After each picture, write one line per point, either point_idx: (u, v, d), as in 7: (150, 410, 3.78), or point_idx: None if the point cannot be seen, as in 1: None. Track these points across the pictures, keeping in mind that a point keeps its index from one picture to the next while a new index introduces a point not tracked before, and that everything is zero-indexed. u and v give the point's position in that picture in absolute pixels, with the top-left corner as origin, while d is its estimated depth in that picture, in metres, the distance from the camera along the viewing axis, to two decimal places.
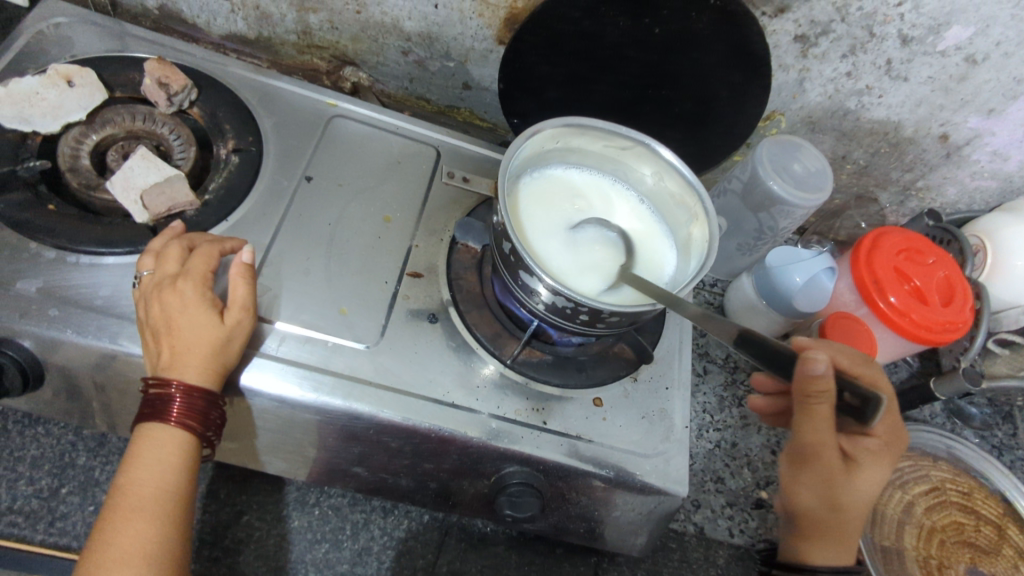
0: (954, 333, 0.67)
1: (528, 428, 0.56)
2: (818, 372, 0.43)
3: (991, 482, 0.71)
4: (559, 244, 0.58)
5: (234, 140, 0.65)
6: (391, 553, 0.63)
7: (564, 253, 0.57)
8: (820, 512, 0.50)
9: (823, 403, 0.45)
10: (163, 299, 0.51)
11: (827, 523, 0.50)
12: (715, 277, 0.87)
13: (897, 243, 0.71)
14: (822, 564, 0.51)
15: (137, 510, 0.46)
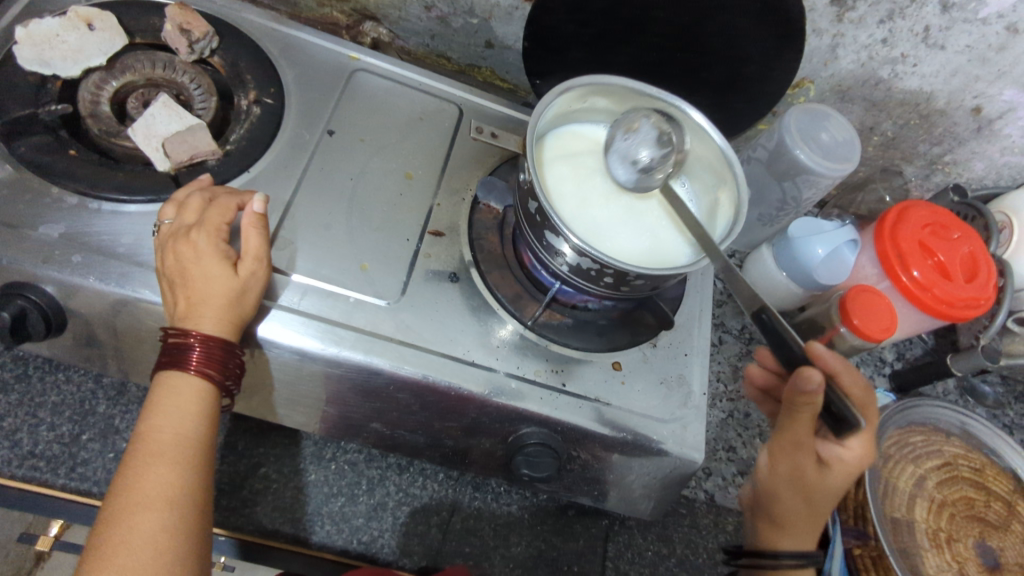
0: (976, 309, 0.67)
1: (546, 388, 0.57)
2: (808, 386, 0.46)
3: (1003, 458, 0.71)
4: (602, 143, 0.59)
5: (255, 91, 0.63)
6: (406, 509, 0.63)
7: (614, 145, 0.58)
8: (786, 502, 0.54)
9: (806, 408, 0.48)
10: (177, 250, 0.51)
11: (794, 518, 0.54)
12: (734, 248, 0.86)
13: (923, 217, 0.70)
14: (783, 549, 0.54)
15: (159, 455, 0.46)
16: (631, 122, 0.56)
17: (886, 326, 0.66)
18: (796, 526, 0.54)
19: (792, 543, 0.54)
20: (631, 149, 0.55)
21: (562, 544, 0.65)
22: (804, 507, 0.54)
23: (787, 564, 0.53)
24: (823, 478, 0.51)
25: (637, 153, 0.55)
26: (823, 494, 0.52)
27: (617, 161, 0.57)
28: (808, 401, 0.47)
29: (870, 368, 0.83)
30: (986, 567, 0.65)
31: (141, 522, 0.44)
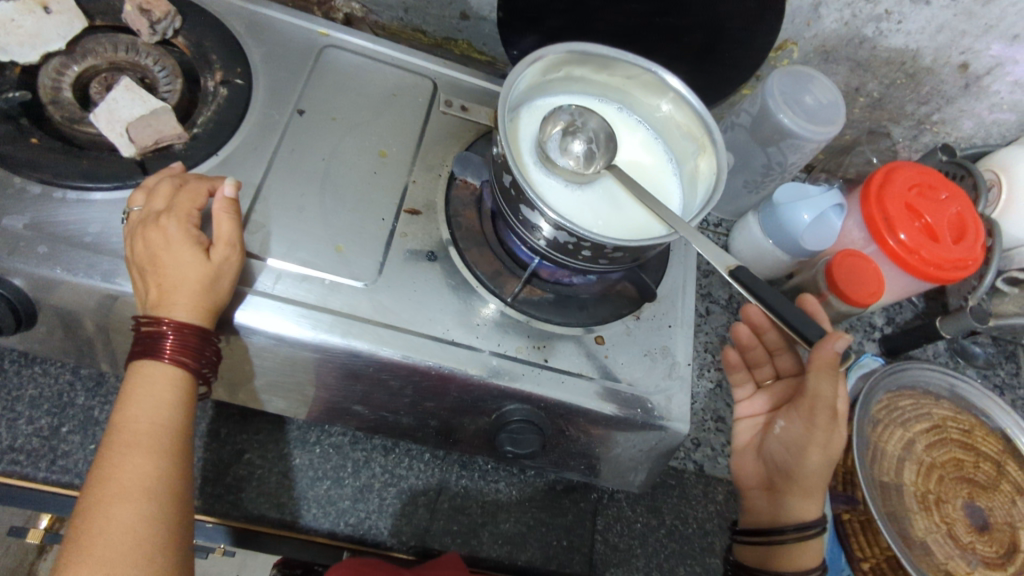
0: (964, 271, 0.66)
1: (528, 365, 0.56)
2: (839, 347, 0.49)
3: (992, 419, 0.71)
4: (532, 133, 0.57)
5: (221, 72, 0.62)
6: (393, 490, 0.63)
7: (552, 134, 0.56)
8: (813, 467, 0.56)
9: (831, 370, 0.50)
10: (147, 236, 0.50)
11: (816, 485, 0.56)
12: (720, 217, 0.85)
13: (910, 178, 0.68)
14: (805, 517, 0.57)
15: (134, 444, 0.46)
16: (558, 121, 0.57)
17: (871, 290, 0.66)
18: (817, 490, 0.56)
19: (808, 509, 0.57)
20: (563, 139, 0.56)
21: (550, 519, 0.65)
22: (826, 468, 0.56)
23: (793, 536, 0.56)
24: (837, 436, 0.55)
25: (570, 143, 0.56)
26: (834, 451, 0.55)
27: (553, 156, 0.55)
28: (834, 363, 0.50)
29: (860, 333, 0.82)
30: (974, 527, 0.65)
31: (117, 512, 0.43)
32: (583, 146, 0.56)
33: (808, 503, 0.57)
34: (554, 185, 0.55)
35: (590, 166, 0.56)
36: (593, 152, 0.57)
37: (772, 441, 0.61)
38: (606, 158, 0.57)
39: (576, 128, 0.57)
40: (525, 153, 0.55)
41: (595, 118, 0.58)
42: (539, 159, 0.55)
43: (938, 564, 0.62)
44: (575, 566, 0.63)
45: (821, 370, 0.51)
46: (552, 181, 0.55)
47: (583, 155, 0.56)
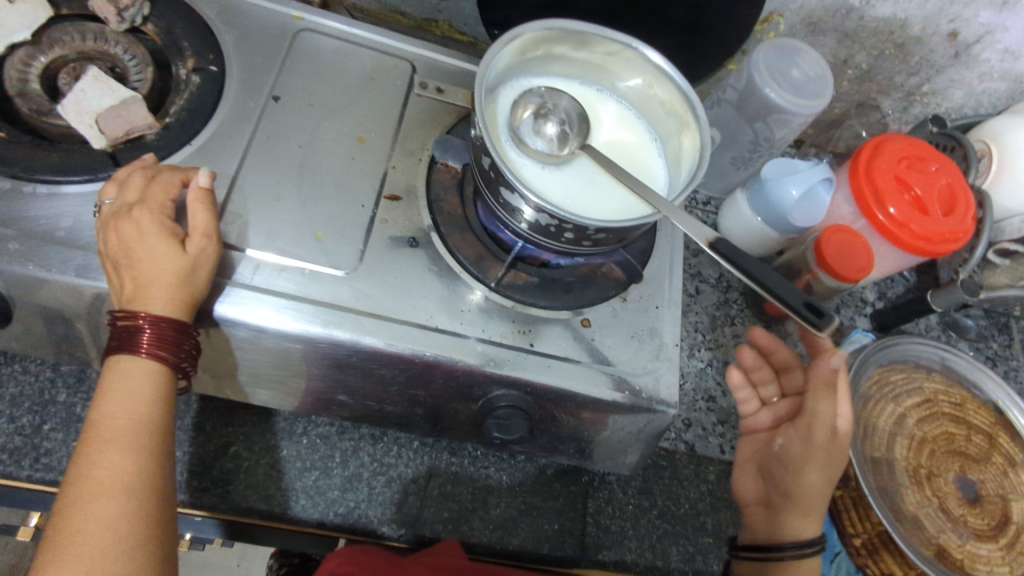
0: (954, 243, 0.65)
1: (514, 350, 0.55)
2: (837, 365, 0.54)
3: (983, 392, 0.71)
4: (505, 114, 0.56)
5: (193, 59, 0.60)
6: (382, 478, 0.63)
7: (523, 117, 0.55)
8: (812, 486, 0.57)
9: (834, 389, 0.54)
10: (119, 229, 0.49)
11: (815, 503, 0.58)
12: (709, 195, 0.83)
13: (899, 151, 0.67)
14: (803, 536, 0.58)
15: (110, 441, 0.46)
16: (528, 104, 0.56)
17: (860, 266, 0.65)
18: (814, 508, 0.58)
19: (808, 528, 0.58)
20: (535, 122, 0.55)
21: (541, 503, 0.65)
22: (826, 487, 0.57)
23: (792, 554, 0.57)
24: (838, 457, 0.56)
25: (543, 124, 0.55)
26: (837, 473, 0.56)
27: (527, 139, 0.54)
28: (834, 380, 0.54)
29: (851, 309, 0.82)
30: (965, 499, 0.65)
31: (95, 510, 0.44)
32: (556, 128, 0.55)
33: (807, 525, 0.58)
34: (527, 167, 0.54)
35: (564, 148, 0.55)
36: (567, 133, 0.55)
37: (773, 459, 0.62)
38: (580, 139, 0.56)
39: (548, 110, 0.56)
40: (497, 134, 0.54)
41: (564, 100, 0.57)
42: (509, 142, 0.54)
43: (930, 537, 0.62)
44: (567, 549, 0.63)
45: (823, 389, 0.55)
46: (524, 163, 0.54)
47: (557, 138, 0.55)
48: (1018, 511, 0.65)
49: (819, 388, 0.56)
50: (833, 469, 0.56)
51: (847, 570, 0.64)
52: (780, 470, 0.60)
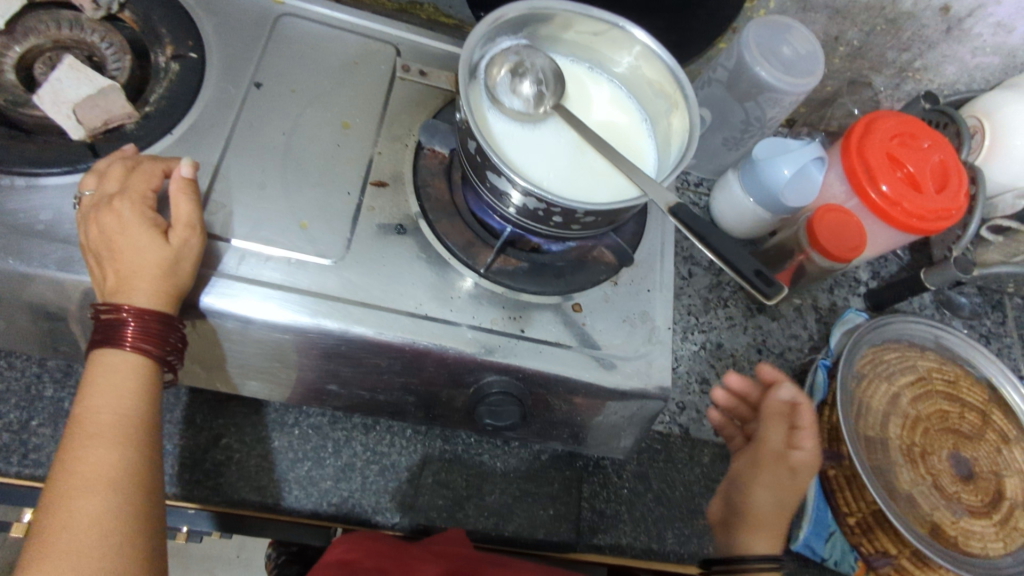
0: (947, 220, 0.64)
1: (504, 336, 0.55)
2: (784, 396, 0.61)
3: (977, 369, 0.71)
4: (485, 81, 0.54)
5: (172, 46, 0.59)
6: (375, 467, 0.63)
7: (501, 79, 0.53)
8: (766, 503, 0.57)
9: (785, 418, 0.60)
10: (100, 221, 0.48)
11: (770, 519, 0.56)
12: (700, 175, 0.82)
13: (891, 128, 0.66)
14: (757, 551, 0.55)
15: (96, 436, 0.46)
16: (506, 64, 0.54)
17: (852, 245, 0.65)
18: (771, 527, 0.56)
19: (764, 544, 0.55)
20: (512, 82, 0.53)
21: (536, 489, 0.65)
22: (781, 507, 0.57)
23: (755, 567, 0.54)
24: (794, 483, 0.57)
25: (519, 82, 0.53)
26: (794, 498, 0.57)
27: (501, 97, 0.54)
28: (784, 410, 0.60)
29: (844, 289, 0.82)
30: (959, 476, 0.65)
31: (82, 505, 0.44)
32: (534, 90, 0.53)
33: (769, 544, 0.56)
34: (500, 134, 0.53)
35: (539, 108, 0.55)
36: (543, 93, 0.54)
37: (732, 485, 0.61)
38: (555, 97, 0.55)
39: (526, 67, 0.54)
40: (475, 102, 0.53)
41: (541, 57, 0.55)
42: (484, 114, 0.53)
43: (924, 515, 0.62)
44: (563, 534, 0.63)
45: (773, 418, 0.61)
46: (498, 131, 0.54)
47: (533, 99, 0.54)
48: (1011, 487, 0.65)
49: (773, 416, 0.61)
50: (790, 492, 0.57)
51: (841, 548, 0.65)
52: (737, 493, 0.60)
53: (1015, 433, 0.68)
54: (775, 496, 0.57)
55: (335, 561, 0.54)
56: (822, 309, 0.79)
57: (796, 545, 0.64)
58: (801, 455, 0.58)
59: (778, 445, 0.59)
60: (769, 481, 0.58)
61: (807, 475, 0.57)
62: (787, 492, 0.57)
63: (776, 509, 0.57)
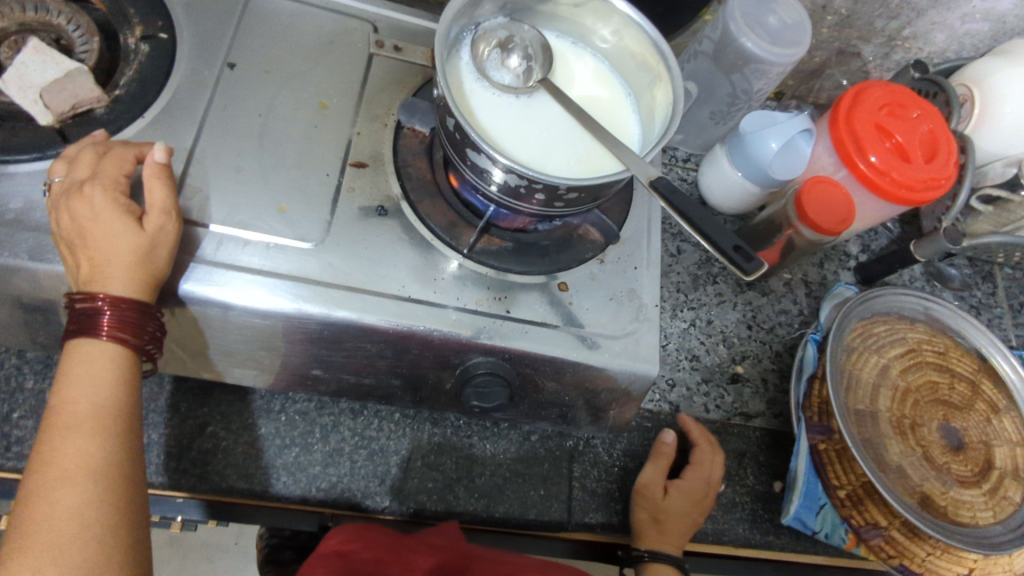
0: (936, 191, 0.63)
1: (490, 317, 0.54)
2: (667, 438, 0.66)
3: (966, 339, 0.71)
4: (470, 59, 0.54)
5: (141, 27, 0.58)
6: (364, 452, 0.62)
7: (489, 55, 0.54)
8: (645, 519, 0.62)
9: (665, 457, 0.65)
10: (71, 208, 0.47)
11: (651, 534, 0.62)
12: (688, 151, 0.82)
13: (879, 98, 0.65)
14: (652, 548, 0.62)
15: (74, 427, 0.45)
16: (493, 40, 0.54)
17: (841, 218, 0.64)
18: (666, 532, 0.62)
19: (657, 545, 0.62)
20: (499, 57, 0.54)
21: (526, 470, 0.64)
22: (660, 524, 0.62)
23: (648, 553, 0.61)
24: (668, 505, 0.63)
25: (508, 56, 0.54)
26: (679, 521, 0.62)
27: (492, 73, 0.54)
28: (665, 450, 0.66)
29: (835, 263, 0.81)
30: (949, 447, 0.65)
31: (61, 496, 0.43)
32: (523, 64, 0.54)
33: (659, 552, 0.61)
34: (486, 111, 0.53)
35: (529, 83, 0.54)
36: (532, 67, 0.54)
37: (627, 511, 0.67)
38: (546, 71, 0.55)
39: (514, 42, 0.54)
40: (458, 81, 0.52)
41: (530, 33, 0.55)
42: (467, 91, 0.52)
43: (914, 486, 0.62)
44: (554, 514, 0.63)
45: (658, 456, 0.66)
46: (482, 108, 0.52)
47: (522, 73, 0.54)
48: (1000, 456, 0.65)
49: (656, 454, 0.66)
50: (673, 514, 0.62)
51: (832, 521, 0.64)
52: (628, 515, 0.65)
53: (1004, 402, 0.68)
54: (655, 516, 0.62)
55: (332, 553, 0.53)
56: (812, 284, 0.79)
57: (787, 519, 0.64)
58: (684, 484, 0.64)
59: (661, 477, 0.64)
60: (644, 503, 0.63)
61: (684, 501, 0.63)
62: (667, 512, 0.62)
63: (659, 527, 0.62)
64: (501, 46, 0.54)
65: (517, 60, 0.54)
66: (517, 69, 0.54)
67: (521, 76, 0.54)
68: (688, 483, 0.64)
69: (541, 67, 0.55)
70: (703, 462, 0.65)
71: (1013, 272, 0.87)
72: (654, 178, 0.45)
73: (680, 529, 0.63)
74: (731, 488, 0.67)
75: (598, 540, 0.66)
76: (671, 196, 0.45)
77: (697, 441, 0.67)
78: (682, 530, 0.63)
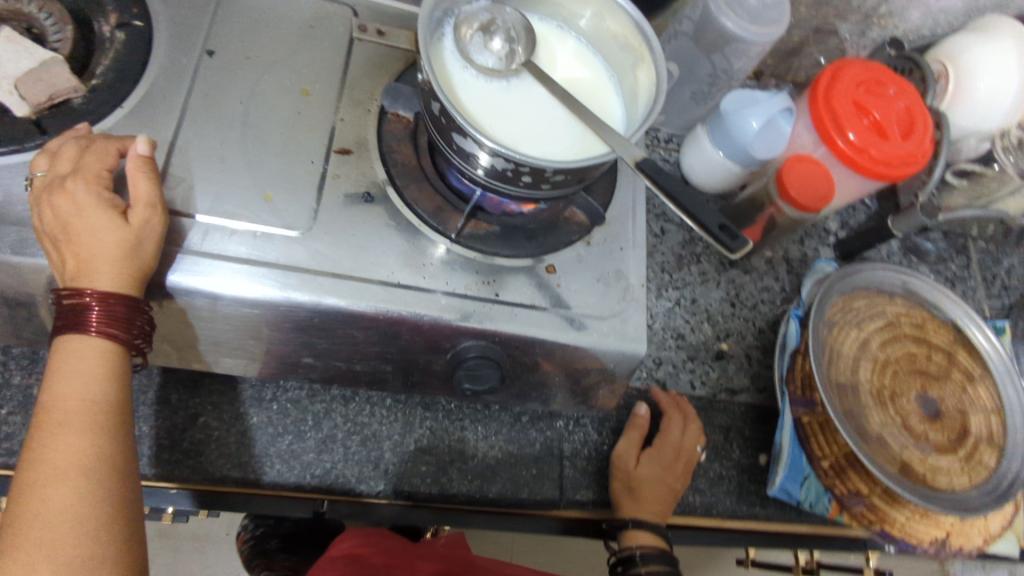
0: (912, 167, 0.64)
1: (479, 301, 0.54)
2: (640, 411, 0.68)
3: (941, 312, 0.72)
4: (452, 42, 0.54)
5: (116, 15, 0.57)
6: (357, 438, 0.63)
7: (473, 39, 0.54)
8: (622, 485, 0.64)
9: (637, 430, 0.67)
10: (54, 203, 0.46)
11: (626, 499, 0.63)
12: (669, 132, 0.82)
13: (856, 76, 0.67)
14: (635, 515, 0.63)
15: (64, 422, 0.45)
16: (475, 23, 0.54)
17: (822, 196, 0.65)
18: (646, 494, 0.63)
19: (639, 511, 0.63)
20: (481, 39, 0.54)
21: (518, 451, 0.65)
22: (638, 490, 0.63)
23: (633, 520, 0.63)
24: (643, 469, 0.64)
25: (490, 39, 0.54)
26: (655, 487, 0.63)
27: (475, 56, 0.54)
28: (638, 423, 0.68)
29: (815, 240, 0.83)
30: (926, 416, 0.67)
31: (54, 493, 0.43)
32: (506, 46, 0.54)
33: (643, 518, 0.63)
34: (471, 95, 0.53)
35: (512, 66, 0.55)
36: (514, 50, 0.54)
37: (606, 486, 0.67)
38: (528, 54, 0.55)
39: (496, 25, 0.54)
40: (441, 66, 0.52)
41: (511, 15, 0.55)
42: (451, 76, 0.52)
43: (894, 454, 0.64)
44: (546, 492, 0.64)
45: (632, 429, 0.67)
46: (467, 93, 0.52)
47: (506, 56, 0.54)
48: (975, 423, 0.68)
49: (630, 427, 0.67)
50: (649, 481, 0.64)
51: (816, 491, 0.66)
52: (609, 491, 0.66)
53: (979, 371, 0.70)
54: (628, 482, 0.64)
55: (344, 554, 0.66)
56: (793, 261, 0.80)
57: (774, 490, 0.66)
58: (656, 452, 0.65)
59: (635, 448, 0.66)
60: (619, 471, 0.65)
61: (655, 468, 0.64)
62: (644, 477, 0.64)
63: (633, 493, 0.63)
64: (483, 29, 0.54)
65: (500, 43, 0.54)
66: (501, 53, 0.54)
67: (504, 61, 0.54)
68: (660, 451, 0.65)
69: (524, 49, 0.55)
70: (673, 429, 0.67)
71: (986, 245, 0.89)
72: (641, 160, 0.46)
73: (657, 496, 0.64)
74: (718, 462, 0.69)
75: (587, 517, 0.67)
76: (658, 174, 0.45)
77: (665, 410, 0.69)
78: (661, 497, 0.64)
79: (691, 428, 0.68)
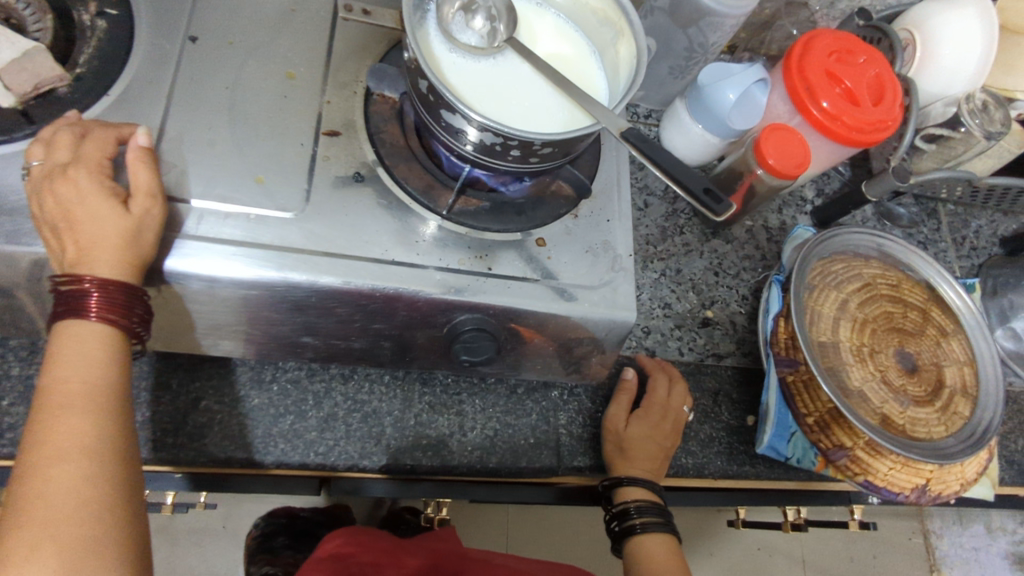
0: (884, 132, 0.67)
1: (473, 275, 0.56)
2: (627, 376, 0.70)
3: (916, 272, 0.75)
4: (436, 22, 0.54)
5: (96, 3, 0.56)
6: (357, 415, 0.64)
7: (456, 19, 0.55)
8: (615, 446, 0.66)
9: (625, 393, 0.69)
10: (55, 190, 0.46)
11: (620, 459, 0.65)
12: (649, 108, 0.85)
13: (828, 45, 0.68)
14: (628, 474, 0.64)
15: (65, 405, 0.45)
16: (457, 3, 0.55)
17: (799, 163, 0.67)
18: (638, 453, 0.65)
19: (631, 470, 0.65)
20: (464, 19, 0.55)
21: (515, 421, 0.67)
22: (630, 449, 0.65)
23: (626, 478, 0.64)
24: (634, 429, 0.66)
25: (472, 18, 0.55)
26: (645, 445, 0.65)
27: (459, 35, 0.55)
28: (626, 386, 0.69)
29: (792, 208, 0.85)
30: (904, 370, 0.70)
31: (57, 475, 0.43)
32: (488, 24, 0.55)
33: (636, 476, 0.65)
34: (457, 73, 0.53)
35: (496, 44, 0.56)
36: (496, 28, 0.56)
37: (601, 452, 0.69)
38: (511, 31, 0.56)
39: (477, 4, 0.56)
40: (427, 46, 0.53)
41: None
42: (437, 55, 0.53)
43: (875, 408, 0.67)
44: (544, 460, 0.66)
45: (620, 393, 0.69)
46: (454, 71, 0.53)
47: (488, 34, 0.55)
48: (950, 375, 0.71)
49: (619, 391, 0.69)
50: (639, 441, 0.66)
51: (802, 446, 0.69)
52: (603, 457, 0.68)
53: (952, 326, 0.73)
54: (620, 444, 0.66)
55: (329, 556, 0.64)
56: (772, 229, 0.83)
57: (762, 449, 0.69)
58: (645, 413, 0.67)
59: (624, 411, 0.68)
60: (611, 434, 0.67)
61: (645, 428, 0.66)
62: (634, 437, 0.66)
63: (625, 453, 0.65)
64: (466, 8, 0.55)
65: (482, 21, 0.55)
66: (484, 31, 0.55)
67: (487, 39, 0.55)
68: (648, 412, 0.67)
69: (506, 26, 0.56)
70: (659, 389, 0.69)
71: (956, 208, 0.92)
72: (626, 129, 0.47)
73: (648, 455, 0.66)
74: (708, 425, 0.72)
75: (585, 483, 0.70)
76: (644, 142, 0.47)
77: (650, 373, 0.71)
78: (652, 456, 0.66)
79: (676, 390, 0.70)
